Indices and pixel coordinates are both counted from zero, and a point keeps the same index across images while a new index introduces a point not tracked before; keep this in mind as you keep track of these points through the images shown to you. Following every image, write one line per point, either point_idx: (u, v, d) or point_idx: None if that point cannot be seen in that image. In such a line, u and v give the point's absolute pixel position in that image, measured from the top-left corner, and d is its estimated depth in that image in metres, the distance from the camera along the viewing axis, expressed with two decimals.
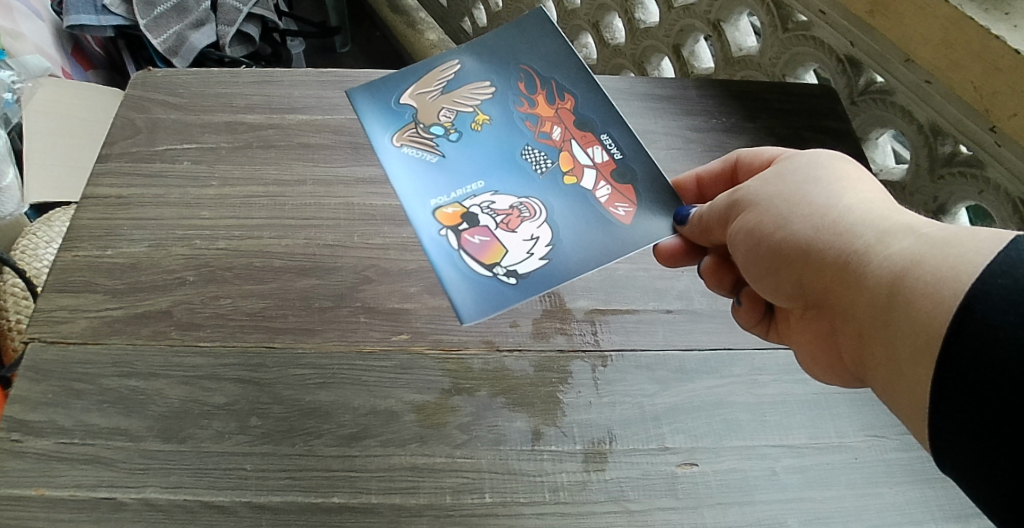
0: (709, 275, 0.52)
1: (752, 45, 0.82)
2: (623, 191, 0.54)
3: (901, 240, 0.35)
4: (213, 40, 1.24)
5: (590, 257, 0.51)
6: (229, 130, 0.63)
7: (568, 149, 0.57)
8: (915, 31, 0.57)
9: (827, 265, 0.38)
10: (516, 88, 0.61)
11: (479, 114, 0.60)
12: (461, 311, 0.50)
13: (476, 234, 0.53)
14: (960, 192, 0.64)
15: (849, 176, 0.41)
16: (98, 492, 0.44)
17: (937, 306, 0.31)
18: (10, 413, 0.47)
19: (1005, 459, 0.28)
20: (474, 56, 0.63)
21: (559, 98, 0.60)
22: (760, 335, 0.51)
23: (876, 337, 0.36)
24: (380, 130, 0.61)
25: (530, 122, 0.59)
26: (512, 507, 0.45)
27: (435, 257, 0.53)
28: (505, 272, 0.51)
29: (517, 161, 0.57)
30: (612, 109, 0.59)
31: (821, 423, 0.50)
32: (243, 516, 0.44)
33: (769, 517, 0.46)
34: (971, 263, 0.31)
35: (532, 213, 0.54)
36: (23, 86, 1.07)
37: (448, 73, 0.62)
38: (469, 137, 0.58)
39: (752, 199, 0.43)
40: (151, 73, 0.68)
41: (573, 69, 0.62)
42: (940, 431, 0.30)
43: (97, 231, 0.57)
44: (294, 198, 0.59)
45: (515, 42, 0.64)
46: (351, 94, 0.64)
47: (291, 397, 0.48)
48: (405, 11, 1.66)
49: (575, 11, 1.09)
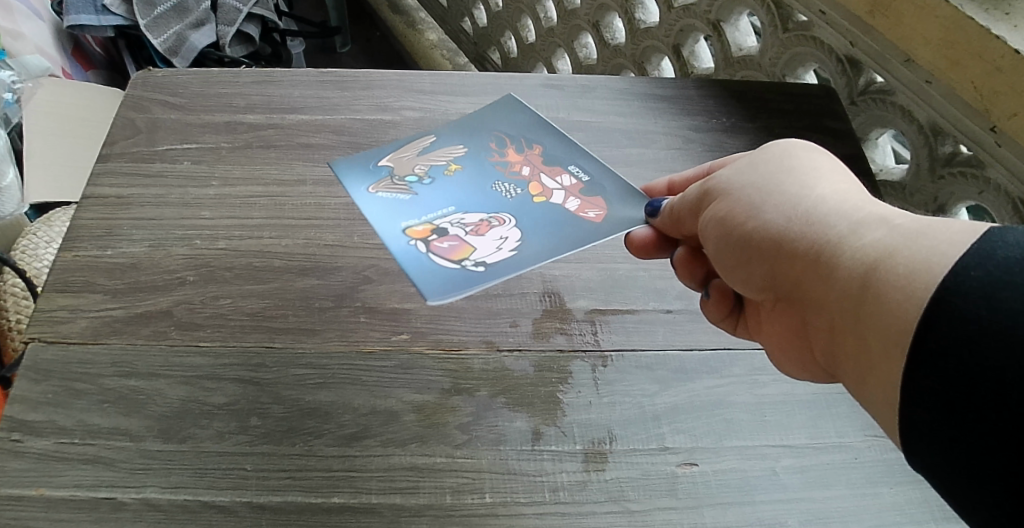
0: (682, 267, 0.51)
1: (752, 45, 0.81)
2: (592, 201, 0.58)
3: (874, 231, 0.35)
4: (213, 40, 1.24)
5: (555, 247, 0.55)
6: (229, 130, 0.64)
7: (537, 180, 0.61)
8: (915, 31, 0.57)
9: (799, 256, 0.38)
10: (487, 145, 0.64)
11: (451, 164, 0.62)
12: (425, 290, 0.53)
13: (445, 240, 0.56)
14: (960, 192, 0.64)
15: (822, 167, 0.42)
16: (98, 492, 0.44)
17: (908, 298, 0.31)
18: (10, 413, 0.47)
19: (984, 458, 0.26)
20: (443, 122, 0.67)
21: (527, 148, 0.64)
22: (728, 330, 0.51)
23: (845, 329, 0.35)
24: (355, 181, 0.61)
25: (501, 167, 0.62)
26: (513, 507, 0.45)
27: (403, 259, 0.55)
28: (473, 263, 0.53)
29: (487, 192, 0.60)
30: (577, 148, 0.64)
31: (821, 422, 0.50)
32: (243, 516, 0.43)
33: (769, 517, 0.45)
34: (944, 255, 0.31)
35: (502, 222, 0.57)
36: (23, 86, 1.07)
37: (423, 141, 0.64)
38: (443, 182, 0.61)
39: (724, 188, 0.44)
40: (151, 73, 0.69)
41: (539, 126, 0.66)
42: (912, 423, 0.29)
43: (97, 231, 0.57)
44: (294, 198, 0.59)
45: (482, 111, 0.68)
46: (336, 167, 0.62)
47: (292, 397, 0.48)
48: (405, 12, 1.68)
49: (575, 11, 1.10)
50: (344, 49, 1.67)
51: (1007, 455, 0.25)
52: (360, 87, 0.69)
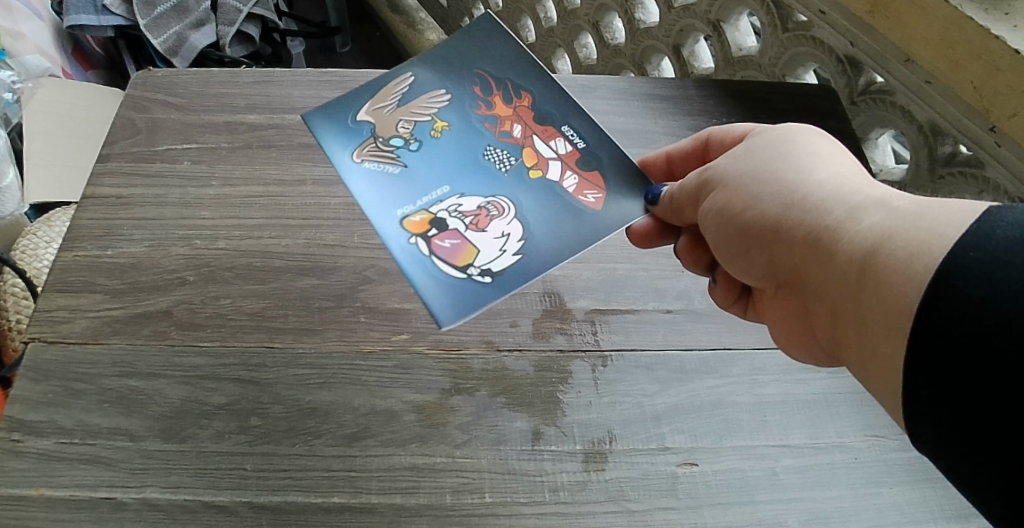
0: (686, 255, 0.52)
1: (752, 45, 0.81)
2: (590, 179, 0.55)
3: (872, 214, 0.35)
4: (213, 40, 1.24)
5: (562, 244, 0.52)
6: (229, 130, 0.63)
7: (530, 144, 0.57)
8: (914, 31, 0.57)
9: (798, 243, 0.38)
10: (472, 92, 0.61)
11: (437, 121, 0.59)
12: (439, 314, 0.50)
13: (446, 238, 0.53)
14: (960, 190, 0.65)
15: (820, 150, 0.41)
16: (98, 492, 0.45)
17: (908, 281, 0.31)
18: (10, 413, 0.48)
19: (991, 441, 0.27)
20: (422, 61, 0.62)
21: (516, 97, 0.60)
22: (738, 314, 0.52)
23: (848, 313, 0.35)
24: (341, 149, 0.60)
25: (489, 123, 0.59)
26: (513, 508, 0.45)
27: (405, 263, 0.52)
28: (479, 272, 0.51)
29: (479, 162, 0.57)
30: (570, 100, 0.59)
31: (821, 423, 0.50)
32: (243, 516, 0.44)
33: (769, 517, 0.46)
34: (942, 236, 0.31)
35: (500, 211, 0.54)
36: (23, 86, 1.07)
37: (402, 85, 0.62)
38: (431, 145, 0.58)
39: (721, 177, 0.43)
40: (151, 73, 0.68)
41: (526, 66, 0.61)
42: (913, 407, 0.30)
43: (96, 231, 0.57)
44: (295, 198, 0.59)
45: (466, 45, 0.63)
46: (315, 127, 0.62)
47: (292, 397, 0.48)
48: (405, 11, 1.67)
49: (575, 11, 1.09)
50: (344, 49, 1.67)
51: (1009, 437, 0.26)
52: None
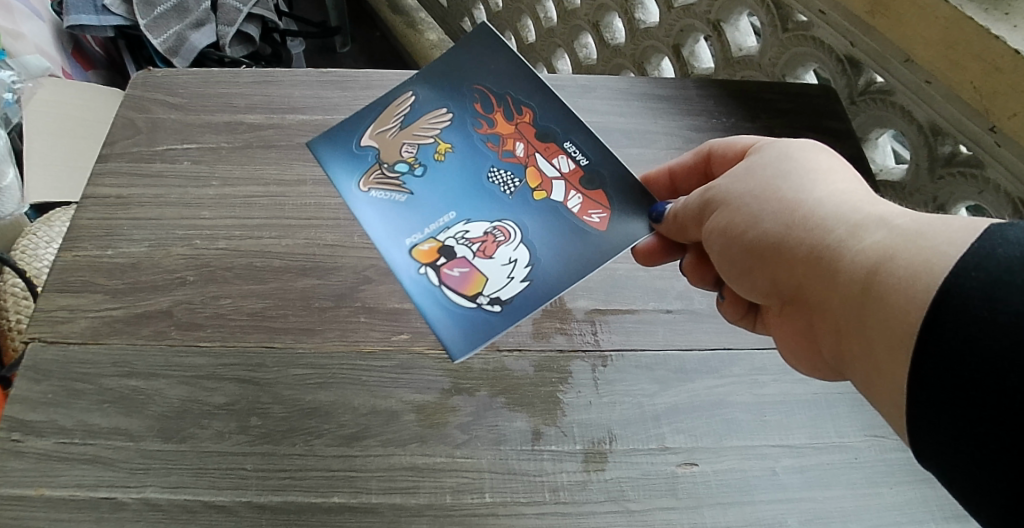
0: (691, 271, 0.51)
1: (752, 45, 0.81)
2: (595, 198, 0.54)
3: (873, 233, 0.35)
4: (213, 40, 1.24)
5: (571, 269, 0.51)
6: (229, 130, 0.63)
7: (534, 164, 0.56)
8: (915, 32, 0.57)
9: (800, 262, 0.38)
10: (472, 109, 0.59)
11: (440, 143, 0.58)
12: (450, 347, 0.49)
13: (455, 267, 0.52)
14: (960, 192, 0.65)
15: (820, 166, 0.41)
16: (98, 492, 0.45)
17: (910, 302, 0.31)
18: (10, 413, 0.48)
19: (994, 458, 0.27)
20: (421, 81, 0.61)
21: (517, 113, 0.59)
22: (748, 328, 0.51)
23: (852, 333, 0.35)
24: (344, 175, 0.59)
25: (492, 142, 0.58)
26: (513, 507, 0.45)
27: (417, 296, 0.52)
28: (488, 301, 0.50)
29: (484, 185, 0.56)
30: (572, 115, 0.58)
31: (821, 423, 0.50)
32: (243, 516, 0.44)
33: (769, 517, 0.46)
34: (943, 255, 0.31)
35: (506, 235, 0.53)
36: (23, 86, 1.07)
37: (401, 106, 0.61)
38: (435, 169, 0.57)
39: (723, 197, 0.43)
40: (151, 73, 0.68)
41: (523, 77, 0.60)
42: (918, 427, 0.30)
43: (96, 231, 0.57)
44: (294, 198, 0.59)
45: (460, 60, 0.62)
46: (316, 148, 0.61)
47: (292, 397, 0.48)
48: (405, 11, 1.66)
49: (575, 11, 1.09)
50: (344, 49, 1.67)
51: (1011, 454, 0.26)
52: (361, 87, 0.66)
